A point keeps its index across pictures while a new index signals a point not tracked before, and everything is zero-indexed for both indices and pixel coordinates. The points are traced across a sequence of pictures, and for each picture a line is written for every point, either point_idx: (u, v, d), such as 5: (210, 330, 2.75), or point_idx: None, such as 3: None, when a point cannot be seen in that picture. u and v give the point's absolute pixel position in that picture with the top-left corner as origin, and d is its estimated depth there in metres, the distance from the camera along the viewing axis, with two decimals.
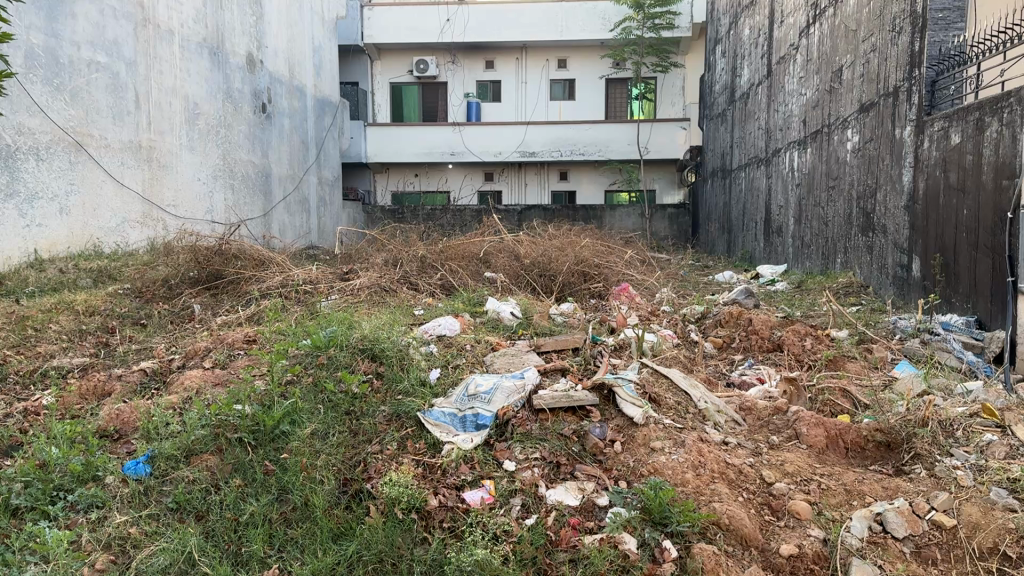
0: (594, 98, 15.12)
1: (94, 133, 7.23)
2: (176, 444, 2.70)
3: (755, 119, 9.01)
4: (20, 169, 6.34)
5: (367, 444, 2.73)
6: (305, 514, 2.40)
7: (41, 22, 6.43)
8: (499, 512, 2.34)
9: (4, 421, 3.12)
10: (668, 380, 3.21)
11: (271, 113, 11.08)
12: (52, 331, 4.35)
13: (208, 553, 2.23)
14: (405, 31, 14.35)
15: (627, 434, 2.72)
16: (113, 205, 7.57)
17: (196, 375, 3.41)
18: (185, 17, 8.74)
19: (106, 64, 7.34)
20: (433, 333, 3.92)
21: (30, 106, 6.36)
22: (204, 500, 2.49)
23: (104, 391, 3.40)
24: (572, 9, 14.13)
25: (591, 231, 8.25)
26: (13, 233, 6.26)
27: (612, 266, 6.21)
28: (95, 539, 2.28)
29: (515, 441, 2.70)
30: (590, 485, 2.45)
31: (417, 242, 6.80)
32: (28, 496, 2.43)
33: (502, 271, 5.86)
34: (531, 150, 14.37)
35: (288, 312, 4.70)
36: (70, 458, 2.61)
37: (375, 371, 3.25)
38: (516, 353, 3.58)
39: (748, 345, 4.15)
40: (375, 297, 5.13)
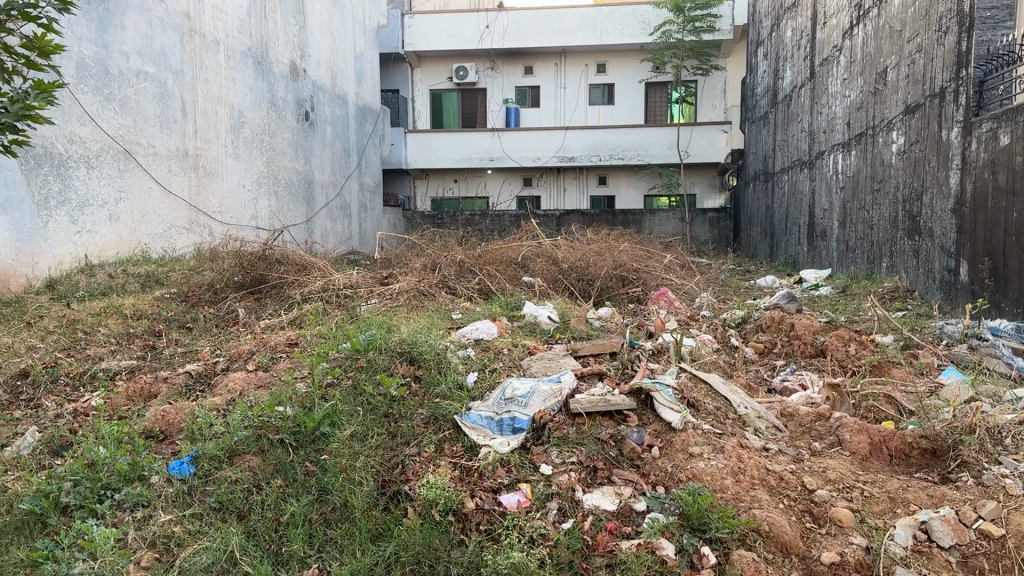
0: (634, 102, 15.06)
1: (142, 141, 7.41)
2: (219, 445, 2.75)
3: (798, 121, 8.89)
4: (71, 176, 6.52)
5: (405, 446, 2.75)
6: (345, 515, 2.43)
7: (92, 32, 6.62)
8: (535, 515, 2.34)
9: (55, 422, 3.21)
10: (707, 386, 3.18)
11: (314, 121, 11.24)
12: (102, 334, 4.47)
13: (250, 553, 2.27)
14: (445, 38, 14.45)
15: (665, 439, 2.70)
16: (160, 211, 7.75)
17: (240, 378, 3.47)
18: (230, 27, 8.92)
19: (154, 73, 7.53)
20: (471, 337, 3.93)
21: (81, 115, 6.54)
22: (246, 500, 2.53)
23: (150, 393, 3.47)
24: (611, 13, 14.05)
25: (630, 236, 8.22)
26: (64, 238, 6.44)
27: (651, 270, 6.16)
28: (141, 537, 2.33)
29: (552, 445, 2.69)
30: (627, 490, 2.44)
31: (455, 247, 6.82)
32: (77, 494, 2.50)
33: (540, 276, 5.87)
34: (570, 154, 14.36)
35: (330, 316, 4.76)
36: (117, 458, 2.67)
37: (413, 374, 3.28)
38: (553, 356, 3.58)
39: (790, 350, 4.10)
40: (413, 301, 5.17)
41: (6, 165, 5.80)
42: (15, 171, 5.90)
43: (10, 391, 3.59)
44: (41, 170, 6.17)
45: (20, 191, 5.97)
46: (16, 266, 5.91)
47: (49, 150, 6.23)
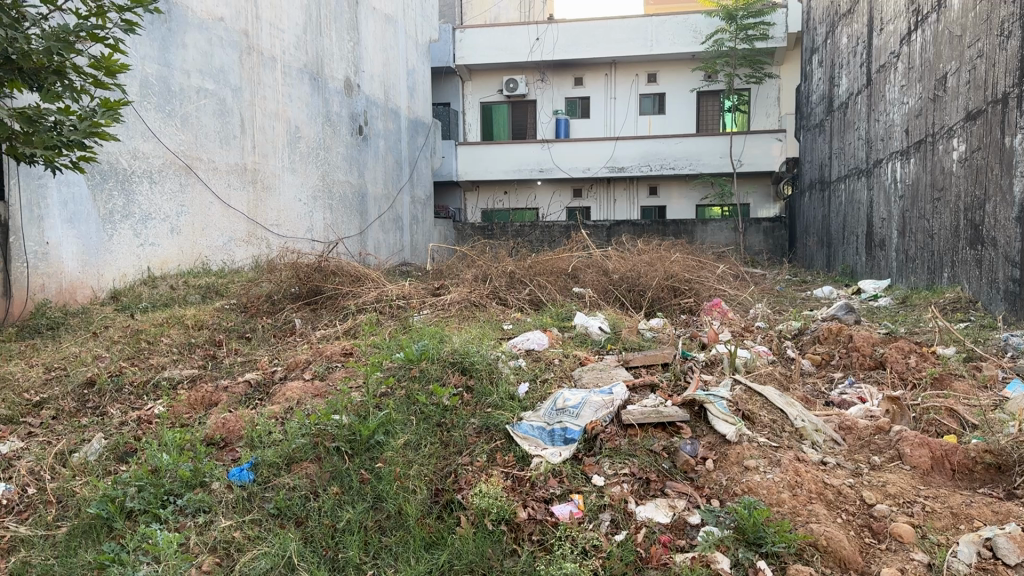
0: (685, 112, 14.95)
1: (203, 156, 7.63)
2: (278, 452, 2.81)
3: (854, 129, 8.73)
4: (135, 191, 6.74)
5: (458, 455, 2.78)
6: (399, 523, 2.46)
7: (154, 51, 6.85)
8: (588, 527, 2.34)
9: (120, 429, 3.32)
10: (763, 398, 3.13)
11: (368, 135, 11.43)
12: (164, 343, 4.61)
13: (307, 559, 2.32)
14: (496, 51, 14.59)
15: (719, 452, 2.67)
16: (220, 225, 7.96)
17: (297, 387, 3.54)
18: (287, 44, 9.14)
19: (214, 90, 7.75)
20: (522, 348, 3.95)
21: (144, 132, 6.76)
22: (303, 506, 2.58)
23: (211, 401, 3.57)
24: (662, 23, 13.98)
25: (683, 246, 8.15)
26: (128, 251, 6.66)
27: (704, 281, 6.10)
28: (202, 542, 2.40)
29: (604, 456, 2.69)
30: (681, 503, 2.42)
31: (506, 258, 6.85)
32: (141, 499, 2.59)
33: (591, 286, 5.86)
34: (620, 165, 14.32)
35: (383, 326, 4.83)
36: (180, 465, 2.75)
37: (465, 385, 3.31)
38: (604, 367, 3.57)
39: (848, 363, 4.01)
40: (465, 312, 5.22)
41: (75, 181, 6.06)
42: (83, 186, 6.15)
43: (78, 399, 3.73)
44: (106, 185, 6.40)
45: (87, 206, 6.21)
46: (82, 279, 6.14)
47: (114, 165, 6.46)
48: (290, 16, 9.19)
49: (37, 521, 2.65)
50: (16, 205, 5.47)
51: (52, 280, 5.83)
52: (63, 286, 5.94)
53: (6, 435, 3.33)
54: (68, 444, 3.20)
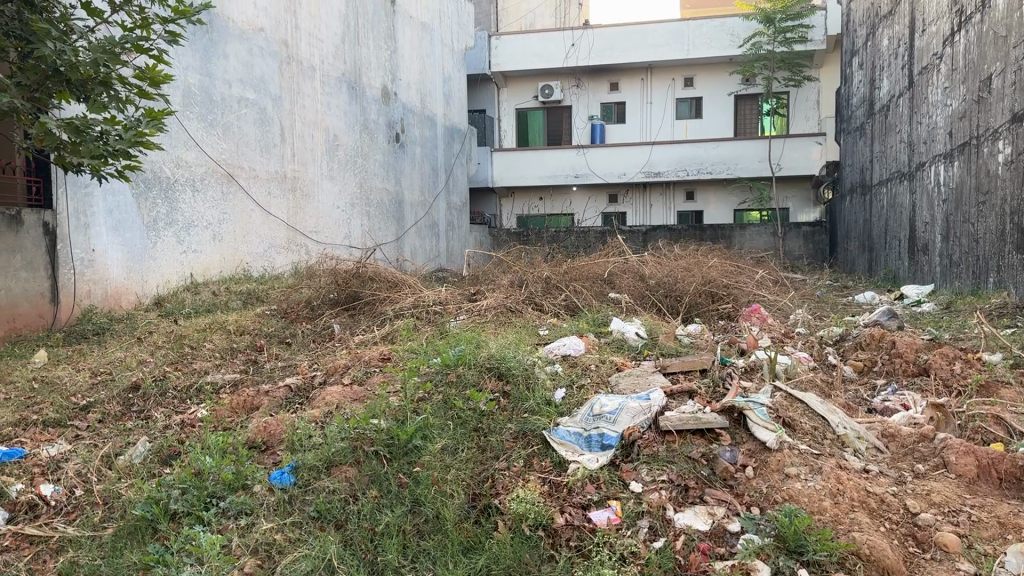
0: (723, 115, 14.83)
1: (244, 165, 7.76)
2: (318, 456, 2.85)
3: (896, 131, 8.58)
4: (178, 200, 6.88)
5: (495, 461, 2.80)
6: (437, 526, 2.48)
7: (197, 62, 6.99)
8: (626, 533, 2.34)
9: (164, 432, 3.39)
10: (804, 405, 3.10)
11: (404, 142, 11.54)
12: (207, 348, 4.70)
13: (347, 562, 2.34)
14: (531, 57, 14.63)
15: (759, 459, 2.65)
16: (260, 232, 8.09)
17: (336, 391, 3.58)
18: (325, 53, 9.27)
19: (254, 99, 7.89)
20: (558, 353, 3.95)
21: (187, 141, 6.90)
22: (342, 509, 2.61)
23: (253, 405, 3.63)
24: (699, 27, 13.90)
25: (720, 251, 8.07)
26: (171, 257, 6.80)
27: (742, 287, 6.05)
28: (244, 544, 2.44)
29: (642, 463, 2.68)
30: (720, 510, 2.40)
31: (541, 264, 6.85)
32: (185, 501, 2.64)
33: (627, 292, 5.85)
34: (656, 169, 14.25)
35: (420, 331, 4.87)
36: (223, 467, 2.80)
37: (502, 390, 3.32)
38: (641, 373, 3.56)
39: (891, 369, 3.95)
40: (502, 317, 5.23)
41: (120, 190, 6.21)
42: (128, 195, 6.30)
43: (123, 403, 3.82)
44: (150, 193, 6.55)
45: (132, 214, 6.36)
46: (127, 285, 6.28)
47: (158, 174, 6.61)
48: (328, 26, 9.32)
49: (84, 522, 2.72)
50: (63, 213, 5.62)
51: (98, 286, 5.97)
52: (109, 291, 6.09)
53: (55, 437, 3.43)
54: (114, 446, 3.27)
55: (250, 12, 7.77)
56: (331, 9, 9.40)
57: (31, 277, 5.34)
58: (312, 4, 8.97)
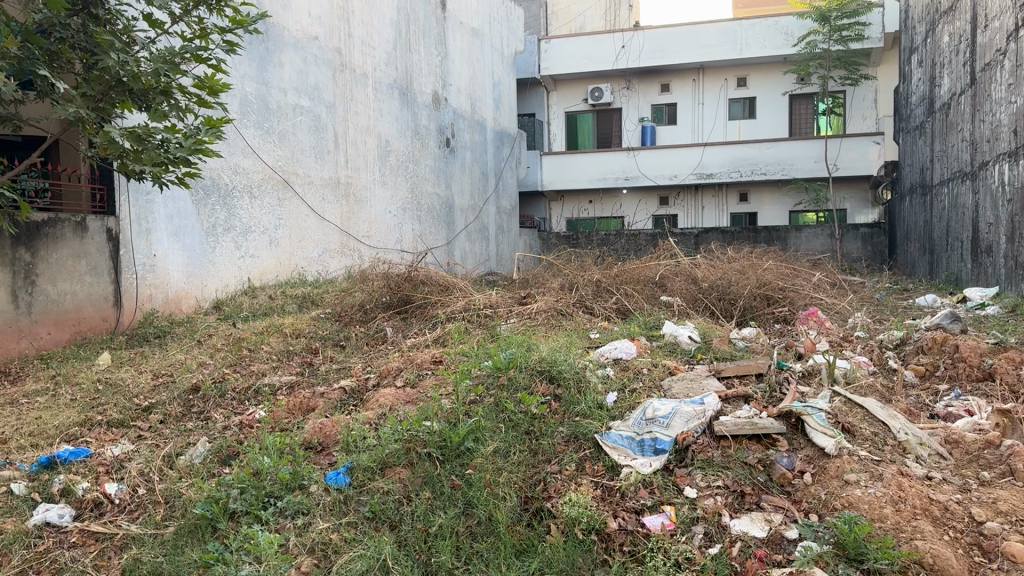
0: (777, 116, 14.58)
1: (299, 171, 7.91)
2: (372, 457, 2.88)
3: (957, 130, 8.34)
4: (236, 206, 7.04)
5: (547, 464, 2.79)
6: (490, 529, 2.49)
7: (254, 71, 7.15)
8: (680, 539, 2.32)
9: (224, 433, 3.47)
10: (863, 410, 3.02)
11: (455, 147, 11.62)
12: (264, 351, 4.80)
13: (401, 562, 2.37)
14: (581, 60, 14.59)
15: (818, 466, 2.60)
16: (315, 237, 8.23)
17: (390, 393, 3.62)
18: (377, 61, 9.40)
19: (309, 107, 8.04)
20: (610, 356, 3.92)
21: (244, 148, 7.05)
22: (396, 510, 2.63)
23: (308, 407, 3.69)
24: (752, 26, 13.71)
25: (776, 253, 7.93)
26: (230, 263, 6.96)
27: (798, 290, 5.93)
28: (301, 544, 2.48)
29: (697, 468, 2.65)
30: (777, 517, 2.37)
31: (592, 267, 6.82)
32: (244, 501, 2.70)
33: (679, 295, 5.78)
34: (708, 171, 14.08)
35: (471, 334, 4.89)
36: (280, 467, 2.85)
37: (553, 394, 3.31)
38: (695, 377, 3.52)
39: (954, 374, 3.83)
40: (552, 320, 5.23)
41: (180, 197, 6.37)
42: (187, 201, 6.46)
43: (183, 404, 3.92)
44: (209, 200, 6.71)
45: (191, 220, 6.52)
46: (187, 289, 6.45)
47: (216, 181, 6.76)
48: (380, 34, 9.45)
49: (146, 521, 2.80)
50: (126, 219, 5.80)
51: (159, 290, 6.14)
52: (170, 296, 6.26)
53: (118, 437, 3.54)
54: (175, 446, 3.36)
55: (304, 21, 7.92)
56: (383, 17, 9.52)
57: (96, 282, 5.53)
58: (364, 12, 9.10)
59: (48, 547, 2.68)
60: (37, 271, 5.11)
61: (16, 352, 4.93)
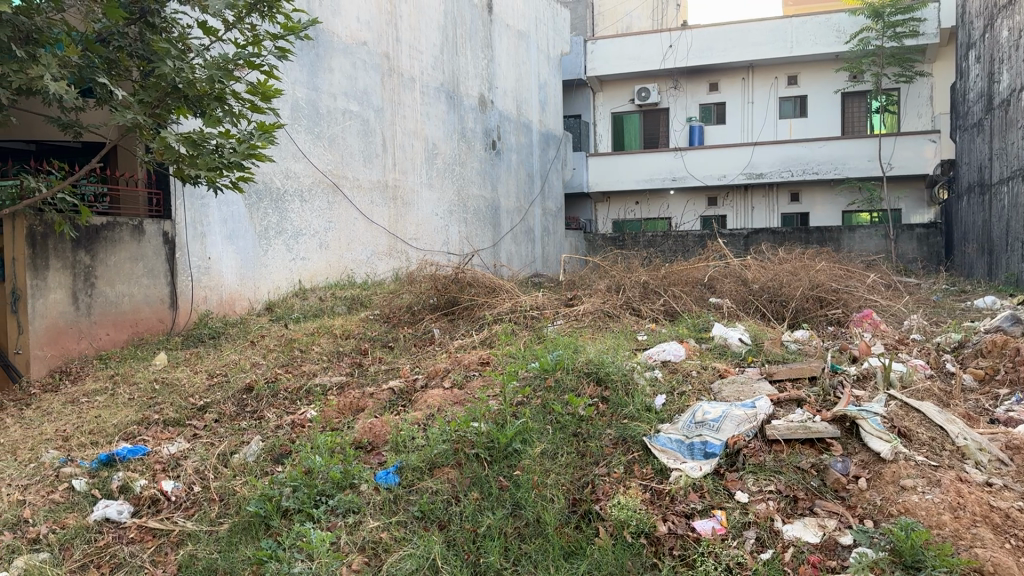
0: (829, 114, 14.30)
1: (348, 175, 8.01)
2: (421, 457, 2.90)
3: (1018, 127, 8.09)
4: (288, 209, 7.16)
5: (595, 466, 2.78)
6: (538, 531, 2.49)
7: (304, 76, 7.27)
8: (732, 544, 2.29)
9: (276, 432, 3.52)
10: (920, 415, 2.95)
11: (501, 149, 11.66)
12: (315, 352, 4.88)
13: (450, 562, 2.39)
14: (628, 60, 14.51)
15: (873, 470, 2.54)
16: (364, 239, 8.33)
17: (438, 394, 3.64)
18: (425, 65, 9.48)
19: (358, 111, 8.14)
20: (658, 359, 3.89)
21: (295, 152, 7.17)
22: (445, 510, 2.65)
23: (358, 407, 3.73)
24: (802, 24, 13.49)
25: (828, 254, 7.78)
26: (281, 265, 7.09)
27: (852, 291, 5.82)
28: (352, 542, 2.52)
29: (748, 472, 2.61)
30: (831, 522, 2.33)
31: (639, 268, 6.77)
32: (296, 499, 2.74)
33: (729, 296, 5.72)
34: (758, 171, 13.89)
35: (518, 336, 4.90)
36: (332, 466, 2.89)
37: (600, 396, 3.28)
38: (746, 381, 3.46)
39: (1016, 378, 3.71)
40: (599, 322, 5.21)
41: (233, 201, 6.51)
42: (240, 205, 6.60)
43: (237, 403, 3.99)
44: (261, 204, 6.83)
45: (244, 223, 6.65)
46: (240, 291, 6.58)
47: (269, 185, 6.89)
48: (427, 38, 9.53)
49: (202, 518, 2.86)
50: (181, 223, 5.94)
51: (213, 292, 6.28)
52: (223, 297, 6.39)
53: (174, 436, 3.62)
54: (229, 445, 3.43)
55: (354, 27, 8.04)
56: (431, 21, 9.61)
57: (152, 284, 5.67)
58: (412, 16, 9.19)
59: (108, 542, 2.76)
60: (97, 274, 5.26)
61: (77, 352, 5.10)
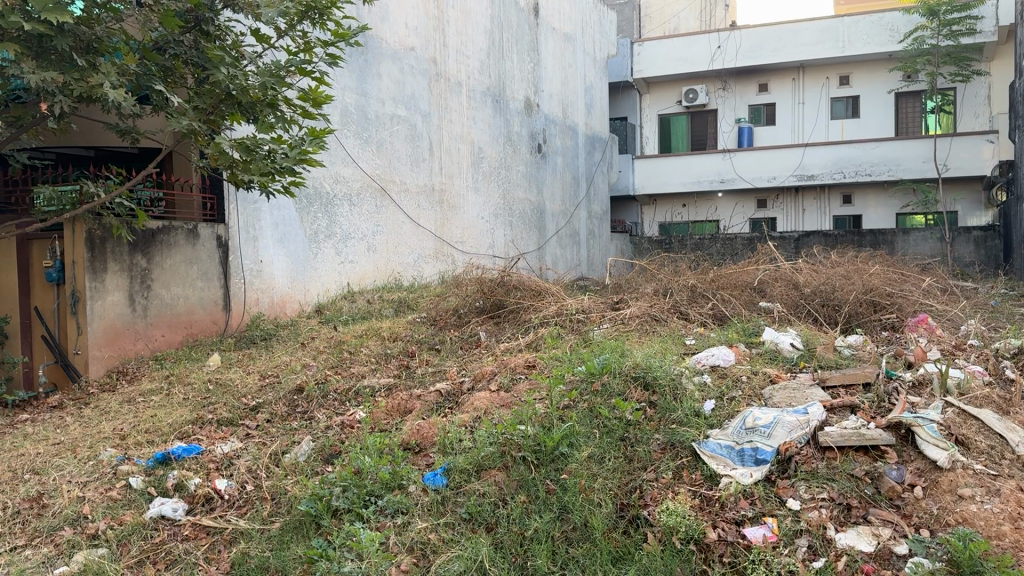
0: (882, 114, 13.99)
1: (396, 179, 8.10)
2: (468, 459, 2.91)
3: None
4: (337, 213, 7.26)
5: (643, 471, 2.76)
6: (586, 535, 2.49)
7: (353, 82, 7.38)
8: (783, 552, 2.27)
9: (326, 433, 3.58)
10: (979, 422, 2.87)
11: (547, 153, 11.68)
12: (364, 353, 4.94)
13: (497, 563, 2.40)
14: (675, 62, 14.41)
15: (930, 479, 2.49)
16: (411, 243, 8.41)
17: (485, 397, 3.65)
18: (472, 69, 9.54)
19: (406, 116, 8.22)
20: (707, 363, 3.84)
21: (344, 157, 7.27)
22: (493, 512, 2.66)
23: (406, 408, 3.76)
24: (855, 23, 13.24)
25: (882, 257, 7.61)
26: (331, 268, 7.20)
27: (907, 295, 5.68)
28: (401, 543, 2.55)
29: (800, 479, 2.57)
30: (886, 531, 2.29)
31: (687, 272, 6.69)
32: (346, 499, 2.78)
33: (780, 300, 5.64)
34: (809, 173, 13.66)
35: (565, 339, 4.89)
36: (381, 467, 2.93)
37: (648, 400, 3.26)
38: (798, 386, 3.40)
39: None
40: (646, 326, 5.17)
41: (285, 205, 6.63)
42: (291, 209, 6.71)
43: (289, 404, 4.07)
44: (312, 208, 6.95)
45: (295, 227, 6.77)
46: (291, 293, 6.70)
47: (319, 189, 7.00)
48: (474, 42, 9.59)
49: (254, 516, 2.91)
50: (234, 227, 6.07)
51: (265, 294, 6.41)
52: (275, 299, 6.52)
53: (227, 436, 3.70)
54: (281, 445, 3.49)
55: (402, 32, 8.13)
56: (478, 26, 9.67)
57: (206, 287, 5.81)
58: (459, 21, 9.26)
59: (163, 539, 2.83)
60: (152, 276, 5.39)
61: (134, 353, 5.25)
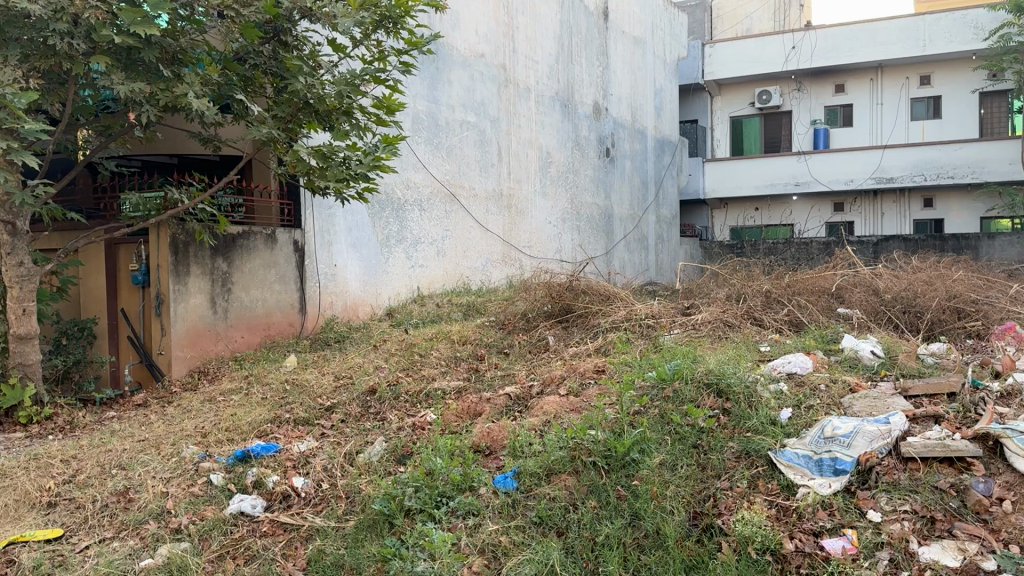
0: (966, 114, 13.47)
1: (465, 184, 8.18)
2: (538, 463, 2.92)
3: None
4: (408, 218, 7.36)
5: (717, 480, 2.72)
6: (658, 542, 2.47)
7: (425, 89, 7.49)
8: (863, 565, 2.22)
9: (398, 433, 3.64)
10: None
11: (615, 157, 11.62)
12: (434, 356, 5.00)
13: (569, 568, 2.41)
14: (747, 63, 14.17)
15: (1019, 493, 2.40)
16: (480, 247, 8.48)
17: (555, 401, 3.65)
18: (540, 74, 9.57)
19: (474, 122, 8.30)
20: (783, 370, 3.75)
21: (415, 164, 7.38)
22: (563, 517, 2.66)
23: (476, 411, 3.80)
24: (937, 21, 12.80)
25: (966, 262, 7.32)
26: (401, 272, 7.31)
27: (994, 302, 5.46)
28: (473, 544, 2.58)
29: (881, 491, 2.50)
30: (973, 546, 2.22)
31: (759, 277, 6.56)
32: (418, 499, 2.83)
33: (858, 306, 5.48)
34: (888, 175, 13.25)
35: (634, 345, 4.85)
36: (451, 469, 2.96)
37: (721, 407, 3.21)
38: (879, 396, 3.30)
39: None
40: (718, 332, 5.09)
41: (358, 210, 6.77)
42: (364, 215, 6.85)
43: (362, 404, 4.15)
44: (384, 213, 7.07)
45: (367, 232, 6.90)
46: (363, 297, 6.84)
47: (391, 195, 7.12)
48: (543, 47, 9.62)
49: (329, 514, 2.98)
50: (310, 231, 6.24)
51: (338, 298, 6.55)
52: (348, 303, 6.66)
53: (304, 435, 3.79)
54: (354, 445, 3.57)
55: (473, 40, 8.22)
56: (547, 31, 9.71)
57: (283, 290, 5.98)
58: (529, 27, 9.32)
59: (242, 535, 2.92)
60: (233, 280, 5.58)
61: (214, 354, 5.43)
